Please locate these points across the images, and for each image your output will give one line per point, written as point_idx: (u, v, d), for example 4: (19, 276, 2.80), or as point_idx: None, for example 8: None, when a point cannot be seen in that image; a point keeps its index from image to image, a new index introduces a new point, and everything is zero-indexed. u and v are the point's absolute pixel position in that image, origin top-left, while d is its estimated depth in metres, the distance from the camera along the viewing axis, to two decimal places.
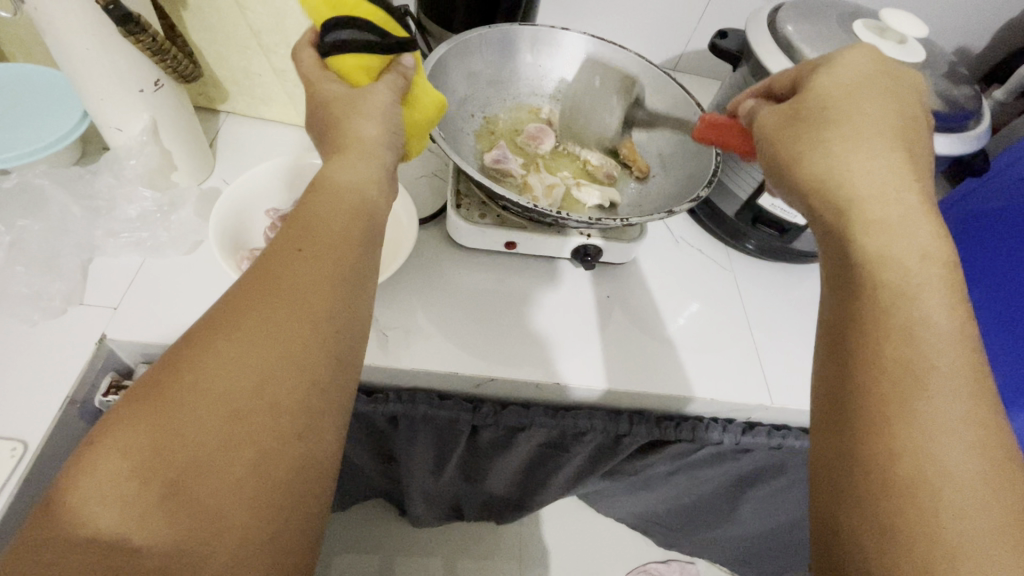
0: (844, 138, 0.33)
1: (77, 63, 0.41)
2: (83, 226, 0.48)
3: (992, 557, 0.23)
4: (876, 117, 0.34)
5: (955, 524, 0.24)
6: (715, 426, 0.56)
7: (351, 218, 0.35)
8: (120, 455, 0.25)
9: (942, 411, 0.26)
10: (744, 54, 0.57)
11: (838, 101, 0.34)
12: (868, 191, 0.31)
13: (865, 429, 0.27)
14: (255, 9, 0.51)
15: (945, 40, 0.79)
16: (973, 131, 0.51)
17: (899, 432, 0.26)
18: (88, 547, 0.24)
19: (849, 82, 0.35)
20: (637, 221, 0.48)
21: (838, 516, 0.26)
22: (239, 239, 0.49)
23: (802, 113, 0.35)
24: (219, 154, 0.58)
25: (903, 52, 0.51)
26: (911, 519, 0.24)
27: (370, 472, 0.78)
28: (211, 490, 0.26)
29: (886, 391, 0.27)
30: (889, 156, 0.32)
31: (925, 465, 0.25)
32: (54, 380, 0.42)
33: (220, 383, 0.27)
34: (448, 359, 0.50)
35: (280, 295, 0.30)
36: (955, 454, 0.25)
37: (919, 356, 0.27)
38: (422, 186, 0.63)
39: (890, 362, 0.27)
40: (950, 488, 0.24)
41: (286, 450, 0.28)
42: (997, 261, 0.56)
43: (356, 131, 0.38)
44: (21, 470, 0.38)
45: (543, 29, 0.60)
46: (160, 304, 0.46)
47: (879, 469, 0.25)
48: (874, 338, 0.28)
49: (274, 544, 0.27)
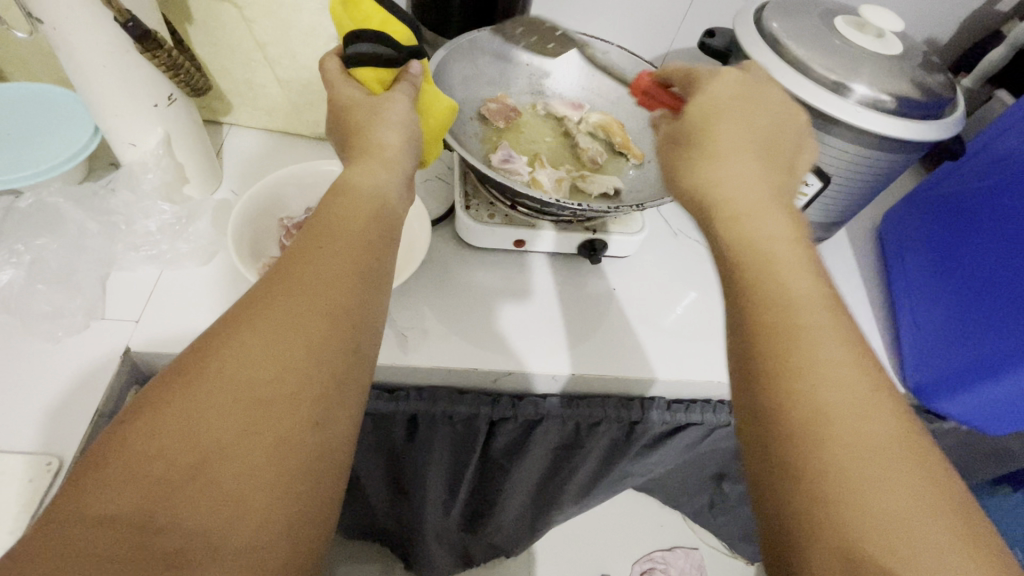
0: (713, 155, 0.37)
1: (95, 82, 0.42)
2: (99, 242, 0.49)
3: (889, 490, 0.25)
4: (741, 131, 0.38)
5: (857, 464, 0.26)
6: (723, 408, 0.58)
7: (371, 219, 0.36)
8: (147, 436, 0.26)
9: (821, 359, 0.28)
10: (733, 52, 0.60)
11: (715, 116, 0.39)
12: (741, 200, 0.35)
13: (769, 395, 0.28)
14: (261, 22, 0.52)
15: (916, 33, 0.83)
16: (948, 118, 0.54)
17: (802, 399, 0.27)
18: (105, 527, 0.24)
19: (722, 96, 0.40)
20: (650, 205, 0.50)
21: (770, 484, 0.27)
22: (257, 247, 0.50)
23: (684, 138, 0.40)
24: (226, 166, 0.59)
25: (883, 46, 0.54)
26: (818, 468, 0.26)
27: (378, 502, 0.76)
28: (233, 472, 0.26)
29: (782, 351, 0.29)
30: (748, 168, 0.37)
31: (819, 414, 0.27)
32: (84, 393, 0.42)
33: (244, 370, 0.28)
34: (466, 354, 0.52)
35: (300, 291, 0.31)
36: (848, 413, 0.27)
37: (788, 336, 0.29)
38: (428, 190, 0.65)
39: (768, 341, 0.29)
40: (843, 432, 0.26)
41: (305, 437, 0.28)
42: (977, 236, 0.59)
43: (378, 139, 0.40)
44: (57, 484, 0.39)
45: (537, 31, 0.62)
46: (181, 313, 0.47)
47: (793, 434, 0.27)
48: (764, 310, 0.30)
49: (290, 528, 0.27)
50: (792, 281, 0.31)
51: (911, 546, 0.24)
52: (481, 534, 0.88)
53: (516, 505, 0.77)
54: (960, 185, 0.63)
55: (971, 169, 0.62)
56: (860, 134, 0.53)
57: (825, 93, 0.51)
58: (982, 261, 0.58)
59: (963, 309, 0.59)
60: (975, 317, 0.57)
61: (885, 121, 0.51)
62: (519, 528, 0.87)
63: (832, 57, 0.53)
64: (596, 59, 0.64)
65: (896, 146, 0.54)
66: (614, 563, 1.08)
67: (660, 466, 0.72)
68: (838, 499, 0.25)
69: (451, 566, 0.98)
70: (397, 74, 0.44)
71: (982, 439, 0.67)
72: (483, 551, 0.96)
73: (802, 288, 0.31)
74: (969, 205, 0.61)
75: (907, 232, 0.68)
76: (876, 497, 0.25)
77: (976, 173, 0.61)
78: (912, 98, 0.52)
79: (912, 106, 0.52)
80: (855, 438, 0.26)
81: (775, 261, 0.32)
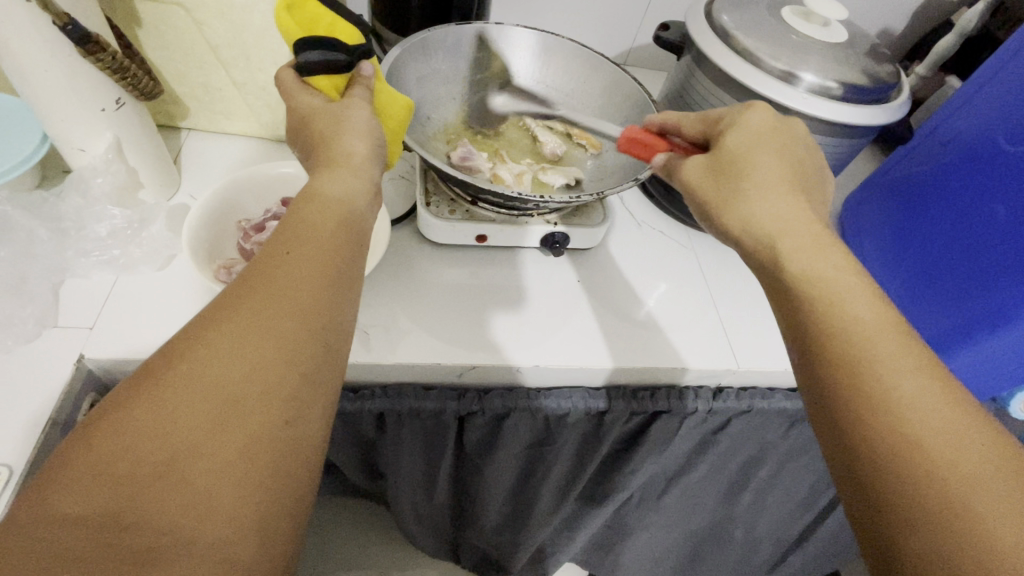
0: (750, 189, 0.37)
1: (37, 87, 0.41)
2: (50, 249, 0.48)
3: (950, 433, 0.27)
4: (771, 168, 0.38)
5: (919, 414, 0.28)
6: (688, 394, 0.58)
7: (339, 224, 0.36)
8: (116, 437, 0.25)
9: (884, 346, 0.30)
10: (687, 45, 0.61)
11: (743, 156, 0.38)
12: (770, 225, 0.36)
13: (853, 399, 0.29)
14: (211, 23, 0.52)
15: (871, 24, 0.85)
16: (894, 101, 0.56)
17: (890, 398, 0.28)
18: (73, 526, 0.24)
19: (751, 136, 0.39)
20: (610, 194, 0.51)
21: (885, 491, 0.27)
22: (212, 250, 0.49)
23: (721, 169, 0.39)
24: (184, 169, 0.59)
25: (828, 34, 0.56)
26: (883, 423, 0.28)
27: (360, 485, 0.77)
28: (201, 470, 0.26)
29: (840, 328, 0.31)
30: (788, 201, 0.36)
31: (897, 401, 0.28)
32: (34, 403, 0.42)
33: (211, 372, 0.28)
34: (429, 349, 0.52)
35: (270, 292, 0.31)
36: (936, 403, 0.28)
37: (858, 343, 0.30)
38: (390, 190, 0.65)
39: (832, 346, 0.30)
40: (903, 387, 0.28)
41: (276, 436, 0.28)
42: (929, 215, 0.61)
43: (341, 146, 0.40)
44: (8, 495, 0.38)
45: (491, 28, 0.63)
46: (136, 319, 0.47)
47: (894, 436, 0.27)
48: (818, 299, 0.32)
49: (260, 526, 0.27)
50: (832, 275, 0.33)
51: (983, 487, 0.25)
52: (465, 531, 0.88)
53: (496, 505, 0.77)
54: (913, 168, 0.64)
55: (923, 152, 0.63)
56: (811, 120, 0.54)
57: (773, 81, 0.53)
58: (936, 241, 0.59)
59: (922, 285, 0.60)
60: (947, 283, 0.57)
61: (834, 108, 0.52)
62: (502, 532, 0.86)
63: (779, 46, 0.54)
64: (549, 54, 0.65)
65: (847, 130, 0.55)
66: None
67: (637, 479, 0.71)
68: (904, 448, 0.27)
69: (437, 554, 0.98)
70: (349, 78, 0.44)
71: None
72: (471, 556, 0.97)
73: (839, 272, 0.33)
74: (920, 190, 0.62)
75: (864, 217, 0.70)
76: (993, 479, 0.26)
77: (927, 156, 0.62)
78: (858, 84, 0.54)
79: (860, 92, 0.54)
80: (914, 390, 0.28)
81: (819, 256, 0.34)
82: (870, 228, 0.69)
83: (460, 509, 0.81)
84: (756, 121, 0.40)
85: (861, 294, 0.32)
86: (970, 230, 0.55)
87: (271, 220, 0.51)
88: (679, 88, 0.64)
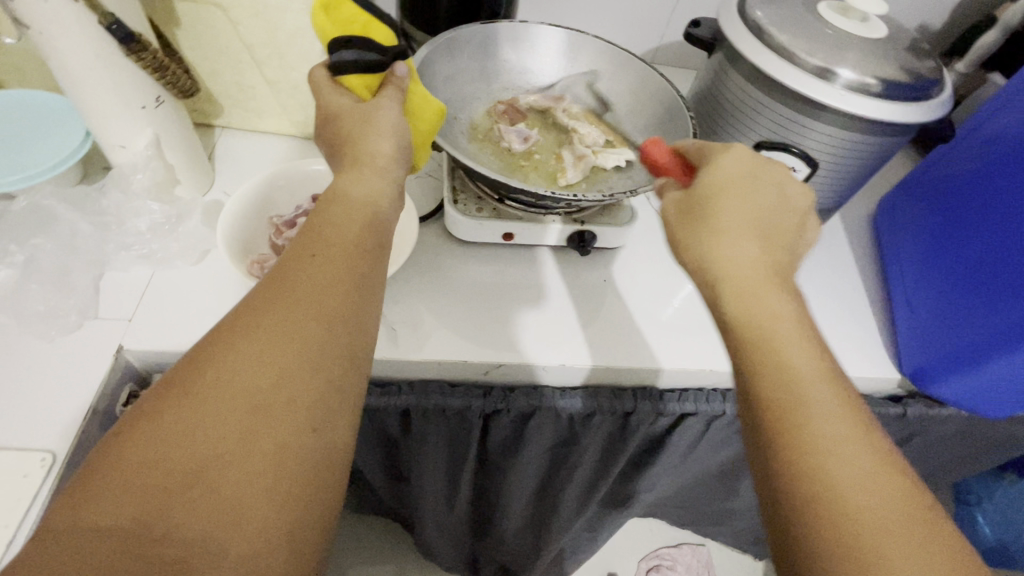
0: (714, 228, 0.38)
1: (82, 86, 0.43)
2: (91, 243, 0.50)
3: (844, 450, 0.30)
4: (742, 208, 0.38)
5: (823, 435, 0.31)
6: (716, 397, 0.57)
7: (364, 225, 0.37)
8: (144, 444, 0.26)
9: (811, 377, 0.32)
10: (719, 42, 0.60)
11: (713, 198, 0.39)
12: (728, 263, 0.37)
13: (769, 406, 0.32)
14: (246, 23, 0.53)
15: (908, 20, 0.83)
16: (937, 99, 0.54)
17: (802, 416, 0.31)
18: (103, 536, 0.24)
19: (735, 174, 0.40)
20: (640, 192, 0.50)
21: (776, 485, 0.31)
22: (246, 245, 0.50)
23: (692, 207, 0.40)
24: (218, 167, 0.60)
25: (867, 29, 0.55)
26: (793, 431, 0.31)
27: (379, 488, 0.78)
28: (231, 479, 0.26)
29: (777, 360, 0.33)
30: (750, 246, 0.37)
31: (811, 419, 0.31)
32: (76, 392, 0.43)
33: (237, 379, 0.28)
34: (455, 347, 0.52)
35: (296, 297, 0.31)
36: (844, 431, 0.31)
37: (788, 368, 0.33)
38: (417, 187, 0.65)
39: (763, 357, 0.33)
40: (817, 407, 0.31)
41: (304, 445, 0.28)
42: (966, 216, 0.59)
43: (369, 145, 0.40)
44: (51, 478, 0.39)
45: (519, 26, 0.63)
46: (171, 314, 0.48)
47: (793, 443, 0.31)
48: (751, 330, 0.35)
49: (289, 535, 0.27)
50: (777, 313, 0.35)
51: (859, 507, 0.29)
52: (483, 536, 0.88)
53: (517, 509, 0.77)
54: (954, 168, 0.62)
55: (964, 152, 0.61)
56: (848, 118, 0.53)
57: (809, 78, 0.51)
58: (974, 246, 0.58)
59: (957, 288, 0.58)
60: (978, 293, 0.56)
61: (874, 106, 0.51)
62: (521, 538, 0.86)
63: (816, 42, 0.53)
64: (576, 52, 0.65)
65: (884, 129, 0.53)
66: (619, 560, 1.10)
67: (657, 479, 0.71)
68: (816, 494, 0.29)
69: (455, 564, 0.98)
70: (383, 78, 0.44)
71: (983, 422, 0.66)
72: (487, 563, 0.97)
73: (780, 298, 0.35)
74: (959, 192, 0.61)
75: (902, 213, 0.68)
76: (871, 505, 0.29)
77: (968, 154, 0.60)
78: (899, 82, 0.52)
79: (901, 90, 0.52)
80: (837, 443, 0.30)
81: (780, 314, 0.35)
82: (907, 229, 0.67)
83: (480, 514, 0.81)
84: (732, 164, 0.40)
85: (797, 337, 0.34)
86: (1008, 236, 0.54)
87: (303, 216, 0.52)
88: (710, 87, 0.63)
